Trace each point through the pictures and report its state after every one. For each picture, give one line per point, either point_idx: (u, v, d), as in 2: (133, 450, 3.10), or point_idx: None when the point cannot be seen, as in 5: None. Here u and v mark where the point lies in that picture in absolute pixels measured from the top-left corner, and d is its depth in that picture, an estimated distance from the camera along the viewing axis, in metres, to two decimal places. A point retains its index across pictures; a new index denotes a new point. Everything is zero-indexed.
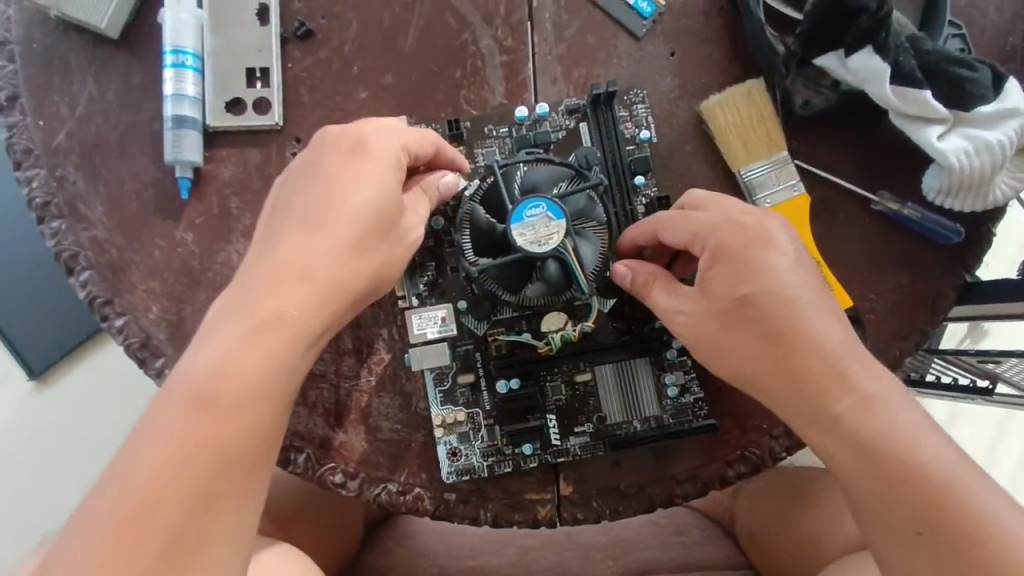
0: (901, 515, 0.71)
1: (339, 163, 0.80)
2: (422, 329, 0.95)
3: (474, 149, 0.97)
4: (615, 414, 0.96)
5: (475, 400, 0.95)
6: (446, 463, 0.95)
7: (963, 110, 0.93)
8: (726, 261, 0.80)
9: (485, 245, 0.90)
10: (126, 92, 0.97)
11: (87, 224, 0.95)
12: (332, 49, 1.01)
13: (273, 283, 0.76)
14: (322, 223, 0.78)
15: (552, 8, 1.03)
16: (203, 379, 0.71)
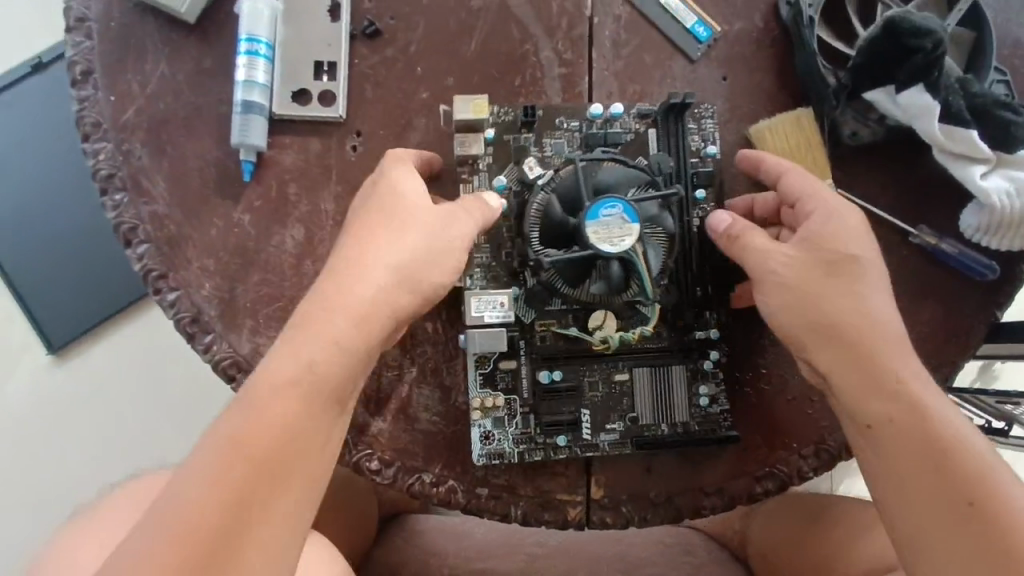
0: (945, 493, 0.72)
1: (409, 185, 0.84)
2: (480, 312, 0.94)
3: (544, 140, 0.99)
4: (647, 415, 0.97)
5: (515, 386, 0.96)
6: (478, 446, 0.96)
7: (1007, 152, 0.96)
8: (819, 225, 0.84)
9: (551, 233, 0.91)
10: (197, 74, 1.00)
11: (148, 199, 0.97)
12: (398, 49, 1.04)
13: (336, 294, 0.78)
14: (380, 240, 0.81)
15: (612, 26, 1.07)
16: (265, 380, 0.74)
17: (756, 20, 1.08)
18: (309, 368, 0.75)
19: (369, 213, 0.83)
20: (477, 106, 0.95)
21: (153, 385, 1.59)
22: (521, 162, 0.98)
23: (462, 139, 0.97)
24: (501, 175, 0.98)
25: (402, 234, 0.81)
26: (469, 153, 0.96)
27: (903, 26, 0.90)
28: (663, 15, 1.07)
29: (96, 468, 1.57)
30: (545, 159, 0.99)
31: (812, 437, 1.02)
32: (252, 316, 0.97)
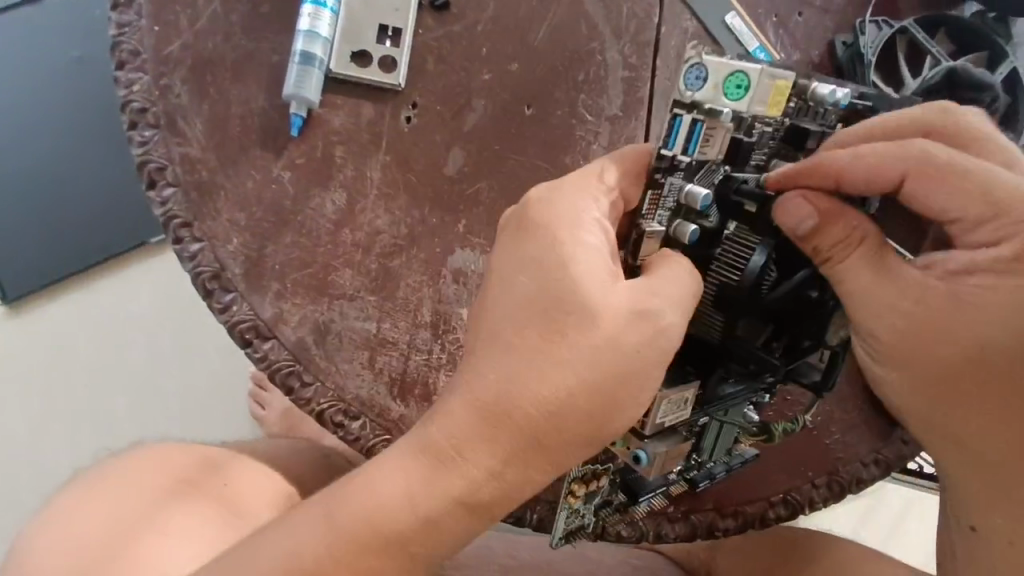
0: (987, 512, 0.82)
1: (578, 268, 0.66)
2: (663, 418, 0.75)
3: (758, 125, 0.73)
4: (707, 454, 0.87)
5: (611, 455, 0.82)
6: (558, 528, 0.83)
7: None
8: (1016, 269, 0.73)
9: (760, 308, 0.77)
10: (253, 17, 0.94)
11: (182, 140, 0.90)
12: (465, 26, 1.01)
13: (476, 419, 0.64)
14: (564, 345, 0.64)
15: (679, 37, 1.07)
16: (356, 513, 0.64)
17: (813, 55, 1.11)
18: (421, 525, 0.64)
19: (531, 297, 0.66)
20: (775, 94, 0.70)
21: (120, 351, 1.46)
22: (723, 167, 0.74)
23: (706, 132, 0.70)
24: (695, 181, 0.73)
25: (603, 345, 0.65)
26: (713, 156, 0.72)
27: (960, 79, 0.96)
28: (730, 36, 1.08)
29: (51, 443, 1.42)
30: (746, 162, 0.76)
31: (827, 467, 1.02)
32: (280, 279, 0.91)
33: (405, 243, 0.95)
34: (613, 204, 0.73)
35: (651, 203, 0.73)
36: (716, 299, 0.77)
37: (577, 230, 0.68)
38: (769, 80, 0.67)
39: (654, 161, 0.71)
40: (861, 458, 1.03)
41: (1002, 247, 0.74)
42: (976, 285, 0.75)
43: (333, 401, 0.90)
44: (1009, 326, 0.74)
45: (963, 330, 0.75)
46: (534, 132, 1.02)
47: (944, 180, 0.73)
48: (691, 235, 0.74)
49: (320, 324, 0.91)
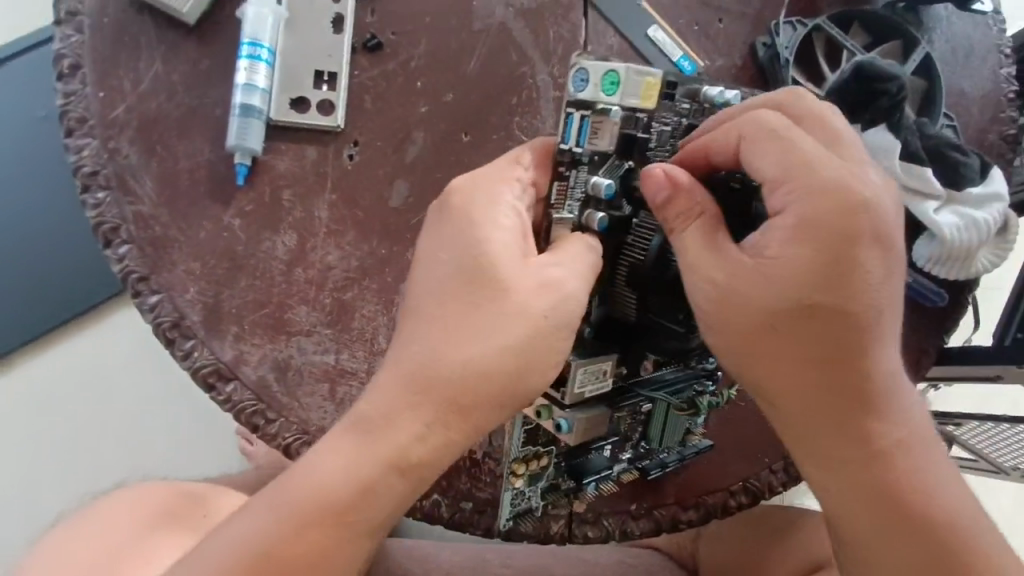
0: (850, 486, 0.76)
1: (493, 246, 0.70)
2: (583, 388, 0.78)
3: (653, 122, 0.79)
4: (656, 442, 0.92)
5: (555, 440, 0.86)
6: (507, 509, 0.90)
7: (956, 190, 1.05)
8: (804, 236, 0.69)
9: (667, 286, 0.79)
10: (194, 75, 0.99)
11: (133, 198, 0.95)
12: (399, 64, 1.06)
13: (402, 391, 0.67)
14: (489, 321, 0.68)
15: (605, 55, 1.12)
16: (297, 493, 0.66)
17: (734, 59, 1.16)
18: (358, 489, 0.66)
19: (454, 273, 0.70)
20: (647, 88, 0.73)
21: (103, 397, 1.49)
22: (624, 162, 0.79)
23: (593, 126, 0.75)
24: (600, 174, 0.77)
25: (517, 316, 0.68)
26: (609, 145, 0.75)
27: (868, 73, 0.98)
28: (653, 48, 1.13)
29: (43, 489, 1.48)
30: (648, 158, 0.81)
31: (783, 452, 1.06)
32: (238, 322, 0.95)
33: (357, 276, 0.99)
34: (526, 185, 0.76)
35: (559, 194, 0.77)
36: (628, 279, 0.81)
37: (496, 211, 0.72)
38: (637, 76, 0.72)
39: (556, 156, 0.76)
40: None
41: (785, 215, 0.70)
42: (769, 248, 0.71)
43: (298, 434, 0.94)
44: (805, 291, 0.69)
45: (764, 294, 0.71)
46: (474, 157, 1.06)
47: (760, 142, 0.72)
48: (597, 223, 0.78)
49: (279, 362, 0.95)
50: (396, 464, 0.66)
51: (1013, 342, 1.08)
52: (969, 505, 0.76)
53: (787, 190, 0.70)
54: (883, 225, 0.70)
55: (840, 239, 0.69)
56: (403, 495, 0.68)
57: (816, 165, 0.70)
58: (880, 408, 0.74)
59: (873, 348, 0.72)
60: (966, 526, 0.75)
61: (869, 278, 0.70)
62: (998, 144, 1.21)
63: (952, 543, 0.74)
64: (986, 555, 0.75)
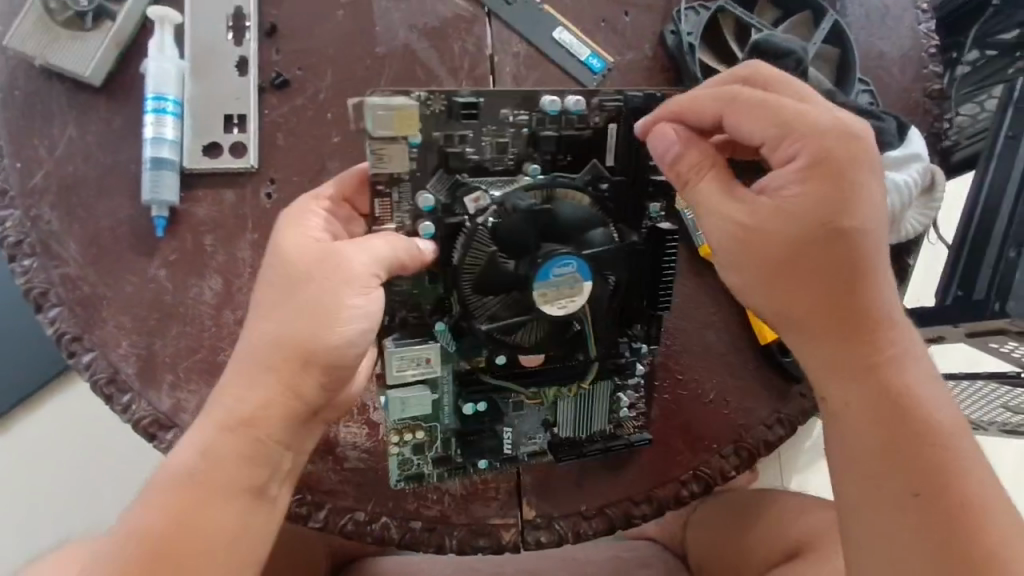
0: (868, 411, 0.74)
1: (292, 240, 0.77)
2: (402, 371, 0.84)
3: (484, 136, 0.80)
4: (567, 428, 0.95)
5: (437, 414, 0.90)
6: (396, 470, 0.93)
7: (875, 155, 1.05)
8: (813, 179, 0.72)
9: (487, 276, 0.79)
10: (106, 134, 1.01)
11: (59, 262, 0.97)
12: (308, 97, 1.07)
13: (233, 373, 0.77)
14: (286, 295, 0.76)
15: (512, 62, 1.12)
16: (166, 476, 0.75)
17: (645, 51, 1.16)
18: (200, 455, 0.75)
19: (265, 270, 0.78)
20: (401, 120, 0.76)
21: (59, 447, 1.45)
22: (457, 175, 0.80)
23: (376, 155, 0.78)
24: (428, 188, 0.80)
25: (311, 284, 0.75)
26: (392, 169, 0.78)
27: (767, 51, 1.00)
28: (560, 50, 1.13)
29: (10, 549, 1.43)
30: (485, 170, 0.81)
31: (731, 437, 1.05)
32: (172, 371, 0.97)
33: None
34: (334, 202, 0.84)
35: (386, 207, 0.80)
36: (473, 286, 0.80)
37: (303, 221, 0.79)
38: (381, 111, 0.74)
39: (371, 177, 0.79)
40: (764, 421, 1.06)
41: (795, 162, 0.73)
42: (785, 189, 0.73)
43: None
44: (828, 222, 0.72)
45: (788, 223, 0.73)
46: None
47: (749, 111, 0.75)
48: (422, 233, 0.80)
49: None
50: (231, 424, 0.76)
51: (954, 300, 1.05)
52: (967, 434, 0.74)
53: (796, 145, 0.73)
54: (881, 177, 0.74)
55: (850, 185, 0.72)
56: (244, 458, 0.76)
57: (820, 124, 0.73)
58: (882, 324, 0.75)
59: (882, 269, 0.75)
60: (964, 453, 0.72)
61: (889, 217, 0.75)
62: (926, 100, 1.19)
63: (952, 464, 0.71)
64: (986, 492, 0.71)
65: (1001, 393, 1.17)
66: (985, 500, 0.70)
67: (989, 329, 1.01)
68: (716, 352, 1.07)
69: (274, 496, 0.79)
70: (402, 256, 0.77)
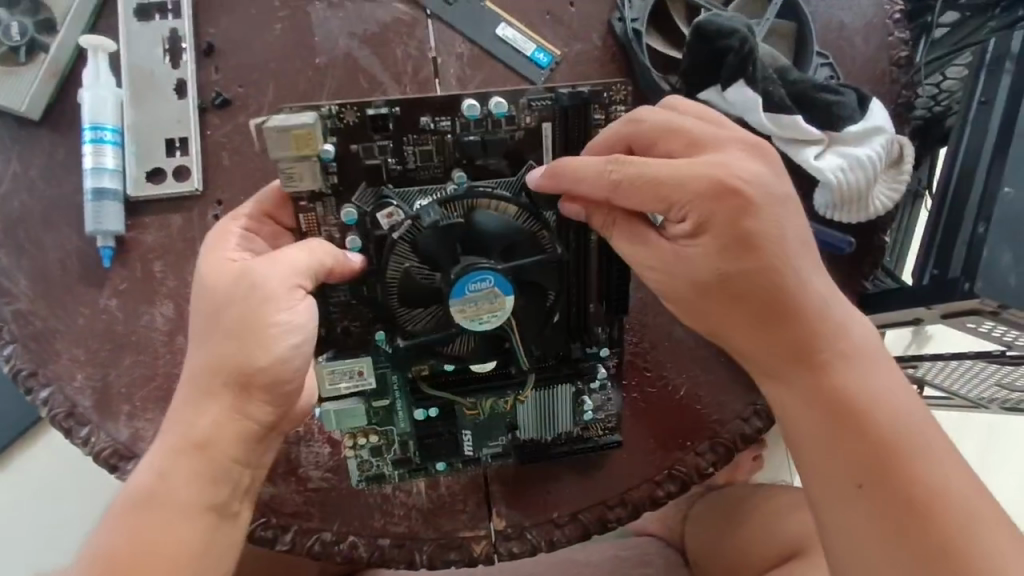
0: (814, 431, 0.76)
1: (221, 265, 0.78)
2: (335, 384, 0.84)
3: (405, 146, 0.81)
4: (529, 430, 0.93)
5: (389, 420, 0.90)
6: (356, 472, 0.94)
7: (834, 131, 1.01)
8: (704, 228, 0.74)
9: (412, 288, 0.81)
10: (50, 167, 1.01)
11: (10, 298, 0.97)
12: (250, 115, 1.05)
13: (186, 393, 0.75)
14: (217, 311, 0.75)
15: (457, 63, 1.09)
16: (123, 500, 0.72)
17: (594, 40, 1.10)
18: (156, 477, 0.72)
19: (199, 292, 0.77)
20: (299, 140, 0.75)
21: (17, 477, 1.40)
22: (381, 188, 0.82)
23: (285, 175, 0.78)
24: (354, 199, 0.82)
25: (246, 297, 0.74)
26: (306, 187, 0.79)
27: (711, 33, 0.96)
28: (505, 47, 1.09)
29: None
30: (409, 179, 0.83)
31: (707, 433, 1.02)
32: (129, 401, 0.96)
33: None
34: (255, 219, 0.84)
35: (313, 222, 0.83)
36: (400, 296, 0.81)
37: (223, 245, 0.80)
38: (274, 133, 0.74)
39: (292, 193, 0.81)
40: (741, 414, 1.02)
41: (685, 222, 0.75)
42: (678, 239, 0.77)
43: None
44: (731, 256, 0.74)
45: (696, 270, 0.76)
46: None
47: (631, 187, 0.74)
48: (349, 246, 0.82)
49: None
50: (187, 442, 0.73)
51: (930, 280, 0.99)
52: (915, 419, 0.74)
53: (679, 209, 0.74)
54: (767, 193, 0.74)
55: (739, 213, 0.73)
56: (198, 475, 0.73)
57: (687, 175, 0.73)
58: (809, 329, 0.76)
59: (801, 277, 0.75)
60: (912, 441, 0.72)
61: (788, 235, 0.75)
62: (893, 70, 1.10)
63: (898, 454, 0.72)
64: (936, 475, 0.71)
65: (993, 371, 1.10)
66: (934, 482, 0.71)
67: (964, 310, 0.96)
68: (685, 346, 1.03)
69: (239, 512, 0.77)
70: (328, 265, 0.77)
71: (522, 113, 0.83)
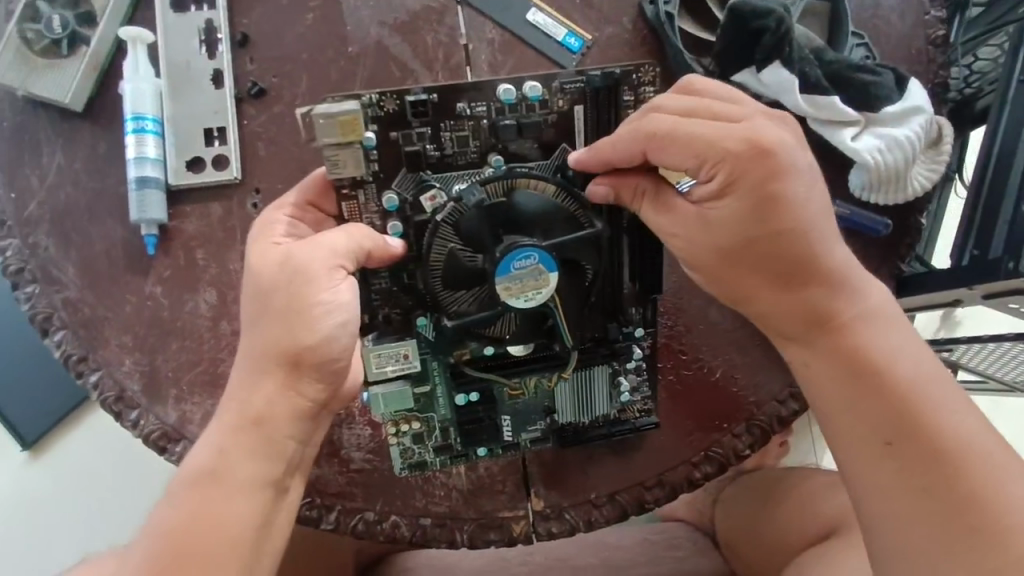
0: (838, 391, 0.76)
1: (265, 252, 0.79)
2: (382, 367, 0.86)
3: (443, 132, 0.82)
4: (567, 414, 0.94)
5: (430, 405, 0.91)
6: (398, 459, 0.95)
7: (871, 112, 1.00)
8: (736, 185, 0.74)
9: (456, 271, 0.82)
10: (93, 158, 1.03)
11: (59, 286, 1.00)
12: (284, 104, 1.07)
13: (241, 373, 0.77)
14: (264, 296, 0.77)
15: (488, 50, 1.09)
16: (188, 474, 0.74)
17: (625, 23, 1.10)
18: (217, 453, 0.75)
19: (247, 278, 0.79)
20: (345, 126, 0.76)
21: (67, 459, 1.45)
22: (422, 174, 0.83)
23: (330, 163, 0.79)
24: (394, 186, 0.82)
25: (295, 278, 0.76)
26: (349, 174, 0.80)
27: (747, 13, 0.95)
28: (535, 32, 1.09)
29: (18, 556, 1.43)
30: (448, 165, 0.83)
31: (742, 415, 1.02)
32: (175, 385, 0.99)
33: None
34: (299, 207, 0.85)
35: (355, 208, 0.83)
36: (444, 280, 0.83)
37: (268, 232, 0.82)
38: (322, 120, 0.75)
39: (335, 181, 0.82)
40: (776, 396, 1.03)
41: (713, 180, 0.75)
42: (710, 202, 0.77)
43: None
44: (754, 215, 0.74)
45: (721, 229, 0.77)
46: None
47: (667, 143, 0.75)
48: (390, 232, 0.83)
49: None
50: (245, 419, 0.76)
51: (970, 261, 0.99)
52: (939, 379, 0.73)
53: (712, 166, 0.74)
54: (794, 154, 0.74)
55: (768, 173, 0.73)
56: (252, 448, 0.75)
57: (720, 132, 0.73)
58: (831, 292, 0.76)
59: (822, 238, 0.75)
60: (936, 400, 0.72)
61: (811, 197, 0.75)
62: (930, 49, 1.09)
63: (924, 412, 0.71)
64: (963, 433, 0.70)
65: None
66: (961, 440, 0.70)
67: (1006, 290, 0.95)
68: (720, 329, 1.03)
69: (290, 489, 0.79)
70: (369, 249, 0.79)
71: (555, 96, 0.83)
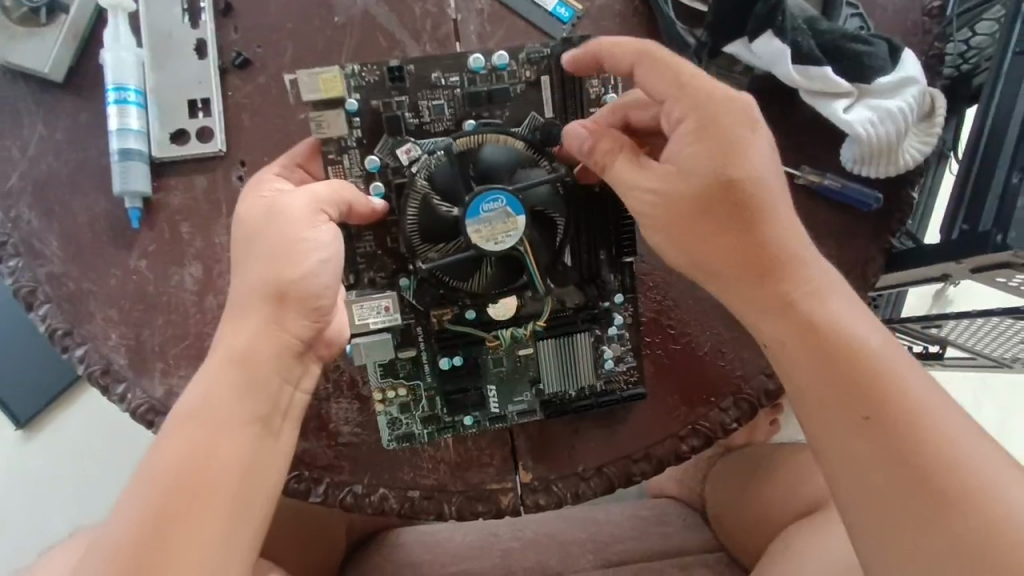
0: (802, 359, 0.75)
1: (253, 203, 0.79)
2: (364, 319, 0.85)
3: (420, 100, 0.83)
4: (553, 383, 0.94)
5: (415, 372, 0.92)
6: (385, 431, 0.95)
7: (864, 83, 0.99)
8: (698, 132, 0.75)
9: (433, 223, 0.82)
10: (74, 130, 1.01)
11: (43, 259, 0.99)
12: (270, 75, 1.05)
13: (231, 317, 0.77)
14: (250, 245, 0.77)
15: (476, 20, 1.07)
16: (182, 413, 0.74)
17: None
18: (209, 393, 0.75)
19: (237, 227, 0.79)
20: (328, 83, 0.78)
21: (62, 434, 1.45)
22: (401, 139, 0.83)
23: (317, 123, 0.81)
24: (376, 150, 0.83)
25: (279, 226, 0.76)
26: (333, 135, 0.81)
27: None
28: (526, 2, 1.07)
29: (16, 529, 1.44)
30: (426, 132, 0.84)
31: (729, 389, 1.02)
32: (162, 358, 0.99)
33: None
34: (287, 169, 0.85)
35: (339, 174, 0.83)
36: (421, 233, 0.82)
37: (259, 185, 0.81)
38: (306, 76, 0.78)
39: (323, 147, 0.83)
40: (763, 370, 1.03)
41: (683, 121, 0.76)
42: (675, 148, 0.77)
43: None
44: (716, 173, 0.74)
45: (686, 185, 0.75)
46: None
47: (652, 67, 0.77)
48: (373, 193, 0.83)
49: None
50: (232, 357, 0.76)
51: (960, 235, 0.98)
52: (890, 340, 0.75)
53: (687, 98, 0.76)
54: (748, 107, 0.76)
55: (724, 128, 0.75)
56: (238, 389, 0.75)
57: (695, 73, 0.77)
58: (792, 258, 0.77)
59: (778, 201, 0.76)
60: (898, 364, 0.73)
61: (764, 157, 0.76)
62: (926, 20, 1.07)
63: (883, 374, 0.72)
64: (922, 391, 0.71)
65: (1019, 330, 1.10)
66: (926, 402, 0.70)
67: (994, 264, 0.95)
68: (708, 303, 1.03)
69: (281, 434, 0.79)
70: (349, 202, 0.79)
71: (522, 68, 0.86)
